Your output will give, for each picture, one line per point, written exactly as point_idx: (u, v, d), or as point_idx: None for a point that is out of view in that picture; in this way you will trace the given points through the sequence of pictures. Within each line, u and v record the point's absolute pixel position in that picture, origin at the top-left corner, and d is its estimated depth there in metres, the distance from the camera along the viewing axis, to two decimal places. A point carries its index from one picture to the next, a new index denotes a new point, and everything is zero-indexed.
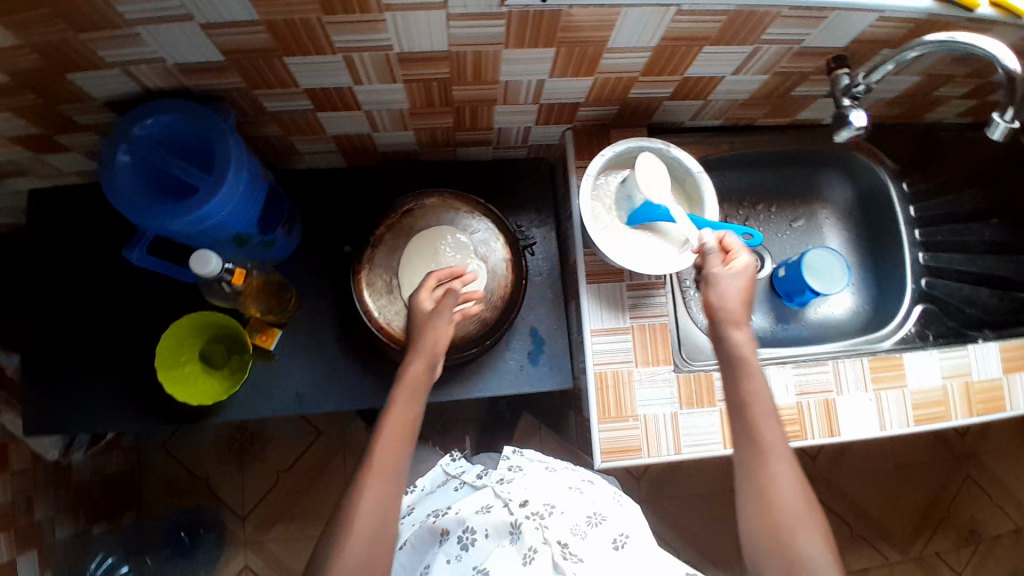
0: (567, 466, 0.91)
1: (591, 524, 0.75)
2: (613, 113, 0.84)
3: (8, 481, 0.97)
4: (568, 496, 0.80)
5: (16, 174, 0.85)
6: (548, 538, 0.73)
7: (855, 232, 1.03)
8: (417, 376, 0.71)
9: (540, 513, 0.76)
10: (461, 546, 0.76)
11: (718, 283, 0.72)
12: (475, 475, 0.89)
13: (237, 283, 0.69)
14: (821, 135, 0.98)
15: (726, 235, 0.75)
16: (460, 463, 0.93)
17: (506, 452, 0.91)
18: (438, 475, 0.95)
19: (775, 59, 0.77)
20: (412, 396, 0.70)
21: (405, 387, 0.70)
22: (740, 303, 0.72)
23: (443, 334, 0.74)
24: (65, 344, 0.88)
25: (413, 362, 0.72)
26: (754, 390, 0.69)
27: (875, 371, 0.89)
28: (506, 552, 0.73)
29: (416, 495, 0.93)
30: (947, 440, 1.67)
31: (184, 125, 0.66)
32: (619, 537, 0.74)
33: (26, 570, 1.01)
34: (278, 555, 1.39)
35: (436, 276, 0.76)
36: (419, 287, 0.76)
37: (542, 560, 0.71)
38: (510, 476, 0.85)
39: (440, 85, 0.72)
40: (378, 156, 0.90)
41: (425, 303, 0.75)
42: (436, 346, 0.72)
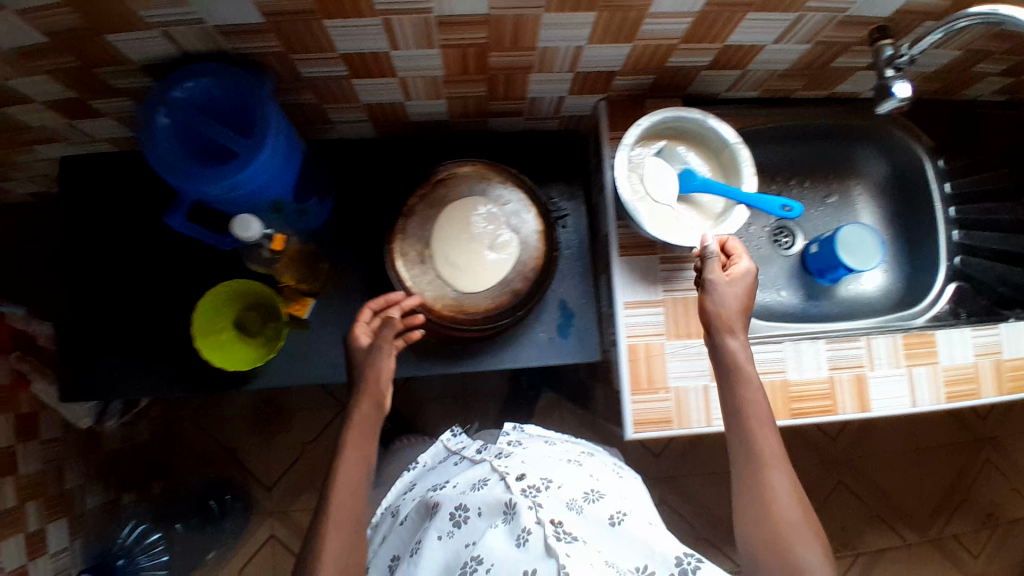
0: (565, 439, 0.98)
1: (587, 500, 0.79)
2: (649, 84, 0.82)
3: (38, 450, 1.07)
4: (565, 471, 0.84)
5: (50, 140, 0.85)
6: (541, 518, 0.74)
7: (889, 209, 1.01)
8: (365, 415, 0.73)
9: (535, 487, 0.79)
10: (452, 523, 0.79)
11: (716, 291, 0.71)
12: (475, 450, 0.93)
13: (277, 248, 0.71)
14: (859, 108, 0.95)
15: (729, 239, 0.75)
16: (460, 439, 0.98)
17: (506, 428, 0.95)
18: (439, 451, 0.99)
19: (818, 28, 0.74)
20: (363, 439, 0.72)
21: (358, 429, 0.72)
22: (739, 310, 0.71)
23: (384, 367, 0.75)
24: (101, 310, 0.89)
25: (359, 405, 0.74)
26: (751, 396, 0.69)
27: (909, 348, 0.88)
28: (500, 532, 0.75)
29: (418, 471, 0.98)
30: (968, 422, 1.66)
31: (223, 89, 0.66)
32: (616, 513, 0.77)
33: (56, 534, 1.10)
34: (304, 525, 1.42)
35: (371, 307, 0.77)
36: (353, 325, 0.78)
37: (535, 539, 0.72)
38: (510, 448, 0.90)
39: (476, 51, 0.71)
40: (409, 126, 0.90)
41: (362, 340, 0.76)
42: (377, 385, 0.74)
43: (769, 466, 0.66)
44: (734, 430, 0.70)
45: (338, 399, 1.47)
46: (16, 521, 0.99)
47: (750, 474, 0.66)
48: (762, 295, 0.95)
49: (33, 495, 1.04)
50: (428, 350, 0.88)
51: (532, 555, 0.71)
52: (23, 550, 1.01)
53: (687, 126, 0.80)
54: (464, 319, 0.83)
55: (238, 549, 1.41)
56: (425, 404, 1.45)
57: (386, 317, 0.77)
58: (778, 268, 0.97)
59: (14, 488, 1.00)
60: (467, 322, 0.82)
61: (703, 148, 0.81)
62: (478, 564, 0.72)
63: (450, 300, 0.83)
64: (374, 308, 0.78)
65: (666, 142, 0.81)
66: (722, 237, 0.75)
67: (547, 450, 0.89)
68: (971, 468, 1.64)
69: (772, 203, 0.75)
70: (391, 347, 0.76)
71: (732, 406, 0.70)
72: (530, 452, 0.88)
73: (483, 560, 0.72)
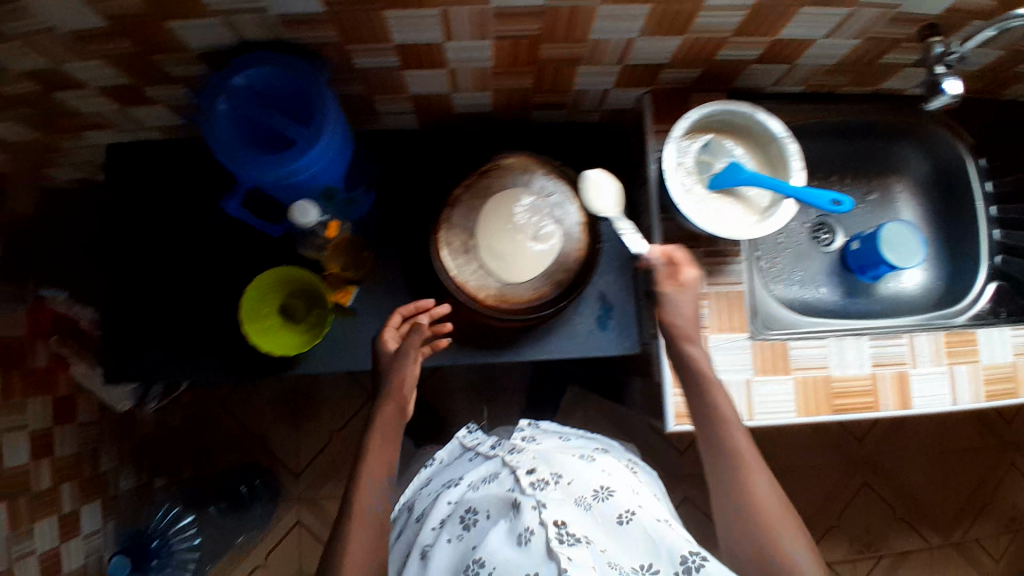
0: (579, 434, 0.99)
1: (595, 498, 0.80)
2: (696, 76, 0.82)
3: (76, 432, 1.11)
4: (576, 467, 0.85)
5: (100, 127, 0.86)
6: (544, 519, 0.75)
7: (929, 208, 1.00)
8: (388, 416, 0.80)
9: (544, 482, 0.82)
10: (463, 526, 0.81)
11: (668, 304, 0.78)
12: (489, 445, 0.96)
13: (331, 234, 0.79)
14: (904, 105, 0.94)
15: (673, 249, 0.80)
16: (475, 436, 1.01)
17: (522, 424, 0.99)
18: (455, 447, 1.02)
19: (870, 23, 0.74)
20: (386, 440, 0.79)
21: (380, 431, 0.79)
22: (690, 320, 0.78)
23: (410, 373, 0.80)
24: (147, 294, 0.91)
25: (384, 407, 0.80)
26: (723, 406, 0.75)
27: (950, 346, 0.88)
28: (502, 532, 0.76)
29: (435, 467, 1.00)
30: (993, 426, 1.62)
31: (282, 77, 0.67)
32: (625, 512, 0.78)
33: (91, 516, 1.12)
34: (330, 513, 1.44)
35: (401, 314, 0.83)
36: (383, 328, 0.83)
37: (537, 541, 0.74)
38: (523, 445, 0.92)
39: (528, 43, 0.70)
40: (451, 117, 0.90)
41: (389, 344, 0.82)
42: (402, 390, 0.79)
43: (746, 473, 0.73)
44: (709, 441, 0.75)
45: (365, 390, 1.48)
46: (51, 503, 1.01)
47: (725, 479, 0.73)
48: (801, 291, 0.95)
49: (69, 476, 1.07)
50: (469, 340, 0.89)
51: (534, 556, 0.72)
52: (57, 530, 1.02)
53: (735, 120, 0.80)
54: (507, 309, 0.84)
55: None
56: (451, 395, 1.46)
57: (414, 323, 0.83)
58: (817, 264, 0.97)
59: (49, 469, 1.02)
60: (510, 313, 0.83)
61: (750, 142, 0.81)
62: (480, 567, 0.73)
63: (494, 291, 0.84)
64: (404, 314, 0.83)
65: (713, 135, 0.81)
66: (666, 248, 0.79)
67: (560, 447, 0.91)
68: (998, 473, 1.61)
69: (822, 197, 0.74)
70: (417, 353, 0.81)
71: (702, 418, 0.76)
72: (544, 448, 0.91)
73: (486, 562, 0.73)
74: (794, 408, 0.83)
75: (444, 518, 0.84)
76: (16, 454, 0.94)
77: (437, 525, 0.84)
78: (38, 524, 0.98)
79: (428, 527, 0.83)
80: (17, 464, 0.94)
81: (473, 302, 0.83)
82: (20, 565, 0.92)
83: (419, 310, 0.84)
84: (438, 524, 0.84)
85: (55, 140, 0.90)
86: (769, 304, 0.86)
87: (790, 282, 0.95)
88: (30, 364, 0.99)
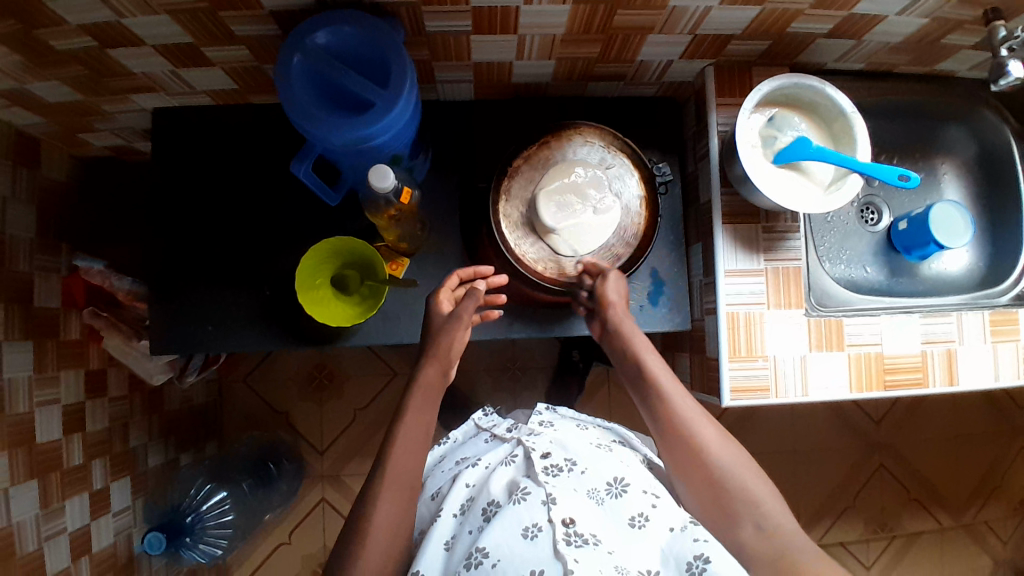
0: (598, 423, 0.94)
1: (609, 494, 0.74)
2: (762, 49, 0.82)
3: (107, 407, 1.08)
4: (597, 455, 0.80)
5: (149, 90, 0.83)
6: (553, 517, 0.68)
7: (974, 191, 0.98)
8: (430, 380, 0.77)
9: (558, 468, 0.77)
10: (483, 519, 0.72)
11: (611, 279, 0.81)
12: (506, 428, 0.90)
13: (403, 204, 0.75)
14: (956, 87, 0.94)
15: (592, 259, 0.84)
16: (491, 418, 0.96)
17: (540, 407, 0.93)
18: (469, 428, 0.97)
19: (941, 3, 0.73)
20: (426, 402, 0.76)
21: (422, 390, 0.77)
22: (624, 299, 0.82)
23: (459, 338, 0.79)
24: (195, 263, 0.89)
25: (428, 367, 0.78)
26: (675, 405, 0.75)
27: (995, 324, 0.89)
28: (507, 520, 0.69)
29: (449, 446, 0.95)
30: (1002, 406, 1.62)
31: (359, 37, 0.67)
32: (638, 515, 0.71)
33: (120, 491, 1.10)
34: (354, 490, 1.43)
35: (459, 276, 0.82)
36: (438, 289, 0.82)
37: (544, 538, 0.67)
38: (541, 428, 0.87)
39: (606, 9, 0.69)
40: (506, 86, 0.89)
41: (443, 306, 0.81)
42: (450, 353, 0.78)
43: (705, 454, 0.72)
44: (663, 437, 0.75)
45: (389, 368, 1.46)
46: (83, 478, 1.00)
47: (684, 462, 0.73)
48: (848, 270, 0.94)
49: (101, 451, 1.05)
50: (519, 315, 0.89)
51: (540, 553, 0.66)
52: (87, 507, 1.00)
53: (802, 95, 0.81)
54: (566, 282, 0.84)
55: (290, 510, 1.42)
56: (475, 375, 1.43)
57: (471, 289, 0.81)
58: (864, 244, 0.95)
59: (82, 445, 1.00)
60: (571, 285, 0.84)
61: (814, 118, 0.82)
62: (484, 557, 0.66)
63: (552, 263, 0.84)
64: (461, 278, 0.83)
65: (779, 109, 0.82)
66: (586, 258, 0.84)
67: (578, 433, 0.85)
68: (1009, 451, 1.62)
69: (890, 172, 0.75)
70: (469, 319, 0.80)
71: (656, 423, 0.76)
72: (561, 431, 0.85)
73: (490, 553, 0.66)
74: (846, 384, 0.84)
75: (465, 505, 0.77)
76: (47, 430, 0.93)
77: (456, 511, 0.76)
78: (70, 500, 0.96)
79: (448, 513, 0.76)
80: (50, 440, 0.93)
81: (531, 275, 0.83)
82: (51, 544, 0.92)
83: (476, 276, 0.84)
84: (458, 510, 0.76)
85: (97, 104, 0.86)
86: (823, 280, 0.86)
87: (837, 261, 0.93)
88: (65, 336, 0.99)
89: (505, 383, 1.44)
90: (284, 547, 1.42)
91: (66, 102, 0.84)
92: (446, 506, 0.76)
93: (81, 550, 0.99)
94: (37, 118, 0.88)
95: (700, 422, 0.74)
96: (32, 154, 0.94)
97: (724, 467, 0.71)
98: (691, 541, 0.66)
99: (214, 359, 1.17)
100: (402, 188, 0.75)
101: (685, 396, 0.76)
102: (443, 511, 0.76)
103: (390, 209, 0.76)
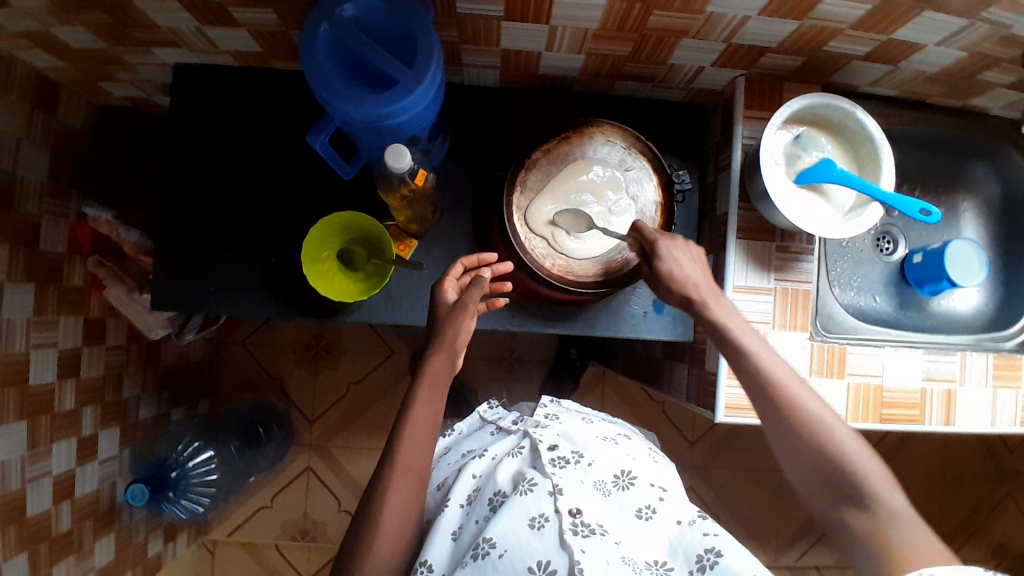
0: (603, 418, 0.93)
1: (616, 486, 0.76)
2: (796, 65, 0.80)
3: (103, 355, 1.08)
4: (603, 447, 0.81)
5: (172, 45, 0.82)
6: (560, 507, 0.69)
7: (994, 232, 0.96)
8: (438, 369, 0.74)
9: (565, 460, 0.77)
10: (490, 508, 0.72)
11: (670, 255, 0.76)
12: (512, 421, 0.90)
13: (417, 184, 0.74)
14: (986, 124, 0.92)
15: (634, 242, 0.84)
16: (496, 412, 0.96)
17: (544, 400, 0.92)
18: (474, 421, 0.97)
19: (981, 38, 0.71)
20: (433, 395, 0.74)
21: (427, 383, 0.74)
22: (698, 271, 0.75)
23: (464, 328, 0.76)
24: (205, 222, 0.89)
25: (434, 358, 0.75)
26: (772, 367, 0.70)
27: (997, 369, 0.89)
28: (514, 510, 0.69)
29: (454, 438, 0.95)
30: (996, 452, 1.62)
31: (388, 11, 0.66)
32: (645, 507, 0.73)
33: (109, 440, 1.10)
34: (340, 463, 1.44)
35: (462, 265, 0.80)
36: (443, 279, 0.80)
37: (551, 528, 0.68)
38: (547, 421, 0.86)
39: (642, 8, 0.68)
40: (533, 76, 0.87)
41: (448, 295, 0.78)
42: (457, 342, 0.74)
43: (822, 432, 0.66)
44: (764, 416, 0.70)
45: (385, 345, 1.46)
46: (73, 424, 1.00)
47: (789, 444, 0.68)
48: (857, 298, 0.92)
49: (93, 399, 1.05)
50: (521, 308, 0.89)
51: (545, 543, 0.66)
52: (73, 453, 1.00)
53: (832, 116, 0.79)
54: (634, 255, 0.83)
55: (276, 475, 1.44)
56: (471, 362, 1.43)
57: (476, 276, 0.78)
58: (877, 273, 0.93)
59: (74, 390, 1.01)
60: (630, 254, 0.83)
61: (841, 141, 0.81)
62: (491, 547, 0.65)
63: (561, 261, 0.83)
64: (466, 266, 0.81)
65: (807, 127, 0.81)
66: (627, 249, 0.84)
67: (583, 426, 0.85)
68: (993, 494, 1.61)
69: (912, 206, 0.74)
70: (474, 308, 0.76)
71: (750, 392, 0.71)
72: (567, 424, 0.85)
73: (497, 543, 0.65)
74: (842, 413, 0.84)
75: (471, 496, 0.77)
76: (41, 373, 0.93)
77: (462, 502, 0.76)
78: (56, 444, 0.96)
79: (455, 503, 0.75)
80: (44, 384, 0.94)
81: (538, 269, 0.80)
82: (34, 485, 0.92)
83: (480, 264, 0.83)
84: (464, 501, 0.76)
85: (121, 54, 0.85)
86: (832, 306, 0.85)
87: (847, 287, 0.92)
88: (68, 283, 0.99)
89: (500, 373, 1.44)
90: (266, 511, 1.43)
91: (91, 50, 0.83)
92: (453, 497, 0.76)
93: (64, 494, 0.99)
94: (60, 62, 0.87)
95: (812, 402, 0.68)
96: (51, 97, 0.94)
97: (824, 437, 0.66)
98: (700, 535, 0.69)
99: (213, 318, 1.17)
100: (417, 169, 0.74)
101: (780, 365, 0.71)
102: (450, 501, 0.75)
103: (404, 189, 0.76)
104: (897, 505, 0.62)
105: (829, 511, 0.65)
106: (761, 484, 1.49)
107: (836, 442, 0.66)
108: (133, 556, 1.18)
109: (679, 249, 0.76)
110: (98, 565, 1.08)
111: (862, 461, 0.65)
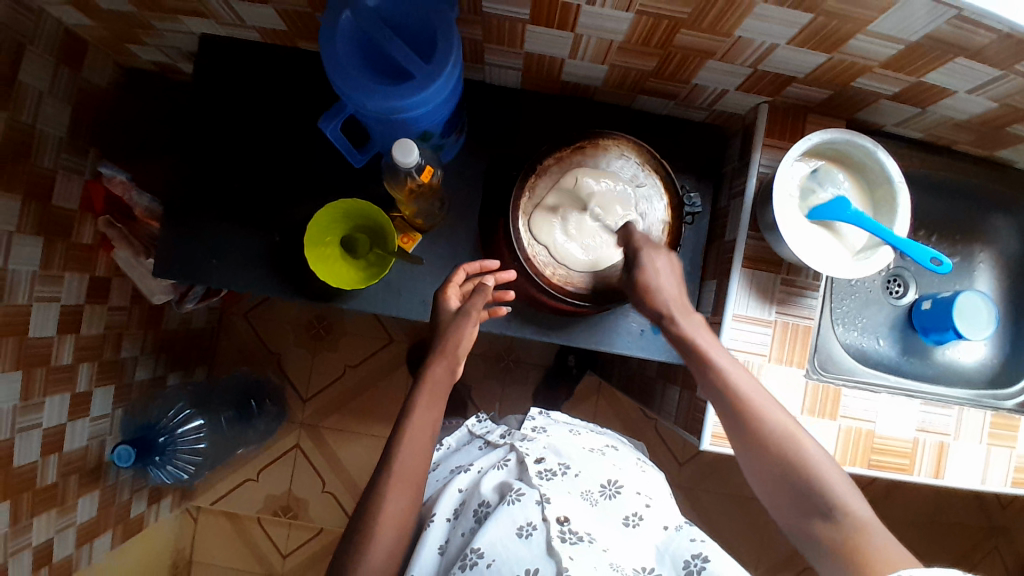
0: (591, 429, 0.93)
1: (603, 495, 0.75)
2: (823, 97, 0.79)
3: (106, 313, 1.09)
4: (588, 459, 0.80)
5: (199, 16, 0.82)
6: (548, 516, 0.69)
7: (1009, 287, 0.93)
8: (437, 377, 0.75)
9: (552, 472, 0.77)
10: (475, 519, 0.72)
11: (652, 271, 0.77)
12: (499, 435, 0.90)
13: (423, 179, 0.74)
14: (1012, 177, 0.90)
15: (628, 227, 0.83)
16: (485, 425, 0.95)
17: (533, 412, 0.92)
18: (463, 435, 0.96)
19: (1013, 91, 0.69)
20: (433, 402, 0.74)
21: (428, 390, 0.74)
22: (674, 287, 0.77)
23: (466, 335, 0.77)
24: (215, 196, 0.89)
25: (436, 364, 0.76)
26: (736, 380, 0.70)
27: (993, 427, 0.87)
28: (501, 520, 0.68)
29: (442, 453, 0.94)
30: (988, 507, 1.59)
31: (411, 4, 0.66)
32: (633, 514, 0.73)
33: (101, 399, 1.11)
34: (327, 444, 1.45)
35: (466, 271, 0.80)
36: (447, 284, 0.80)
37: (538, 537, 0.67)
38: (534, 433, 0.86)
39: (669, 25, 0.67)
40: (555, 82, 0.87)
41: (451, 302, 0.79)
42: (459, 348, 0.76)
43: (790, 445, 0.66)
44: (727, 419, 0.70)
45: (384, 332, 1.47)
46: (67, 380, 1.01)
47: (756, 450, 0.67)
48: (860, 339, 0.90)
49: (90, 356, 1.06)
50: (519, 313, 0.88)
51: (532, 551, 0.66)
52: (65, 407, 1.02)
53: (852, 153, 0.78)
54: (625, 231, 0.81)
55: (265, 449, 1.45)
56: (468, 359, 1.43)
57: (479, 284, 0.78)
58: (883, 315, 0.92)
59: (72, 346, 1.02)
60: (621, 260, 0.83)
61: (859, 179, 0.79)
62: (478, 557, 0.65)
63: (562, 271, 0.82)
64: (468, 272, 0.81)
65: (825, 162, 0.79)
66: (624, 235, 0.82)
67: (570, 439, 0.85)
68: (981, 549, 1.58)
69: (923, 254, 0.72)
70: (477, 315, 0.78)
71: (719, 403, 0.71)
72: (554, 437, 0.84)
73: (484, 553, 0.65)
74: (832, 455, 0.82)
75: (456, 509, 0.76)
76: (41, 326, 0.93)
77: (448, 515, 0.75)
78: (49, 398, 0.98)
79: (442, 517, 0.74)
80: (43, 336, 0.94)
81: (537, 275, 0.80)
82: (23, 436, 0.93)
83: (482, 271, 0.81)
84: (450, 514, 0.75)
85: (149, 19, 0.85)
86: (831, 345, 0.84)
87: (850, 327, 0.90)
88: (77, 239, 1.00)
89: (496, 372, 1.43)
90: (252, 484, 1.44)
91: (119, 12, 0.83)
92: (438, 511, 0.75)
93: (52, 447, 1.00)
94: (88, 20, 0.88)
95: (776, 413, 0.68)
96: (78, 54, 0.94)
97: (794, 457, 0.65)
98: (688, 542, 0.69)
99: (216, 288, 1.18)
100: (424, 164, 0.74)
101: (748, 379, 0.71)
102: (435, 515, 0.74)
103: (410, 183, 0.76)
104: (862, 512, 0.61)
105: (800, 524, 0.65)
106: (745, 511, 1.48)
107: (804, 459, 0.65)
108: (116, 515, 1.19)
109: (660, 260, 0.78)
110: (81, 521, 1.09)
111: (828, 475, 0.64)
